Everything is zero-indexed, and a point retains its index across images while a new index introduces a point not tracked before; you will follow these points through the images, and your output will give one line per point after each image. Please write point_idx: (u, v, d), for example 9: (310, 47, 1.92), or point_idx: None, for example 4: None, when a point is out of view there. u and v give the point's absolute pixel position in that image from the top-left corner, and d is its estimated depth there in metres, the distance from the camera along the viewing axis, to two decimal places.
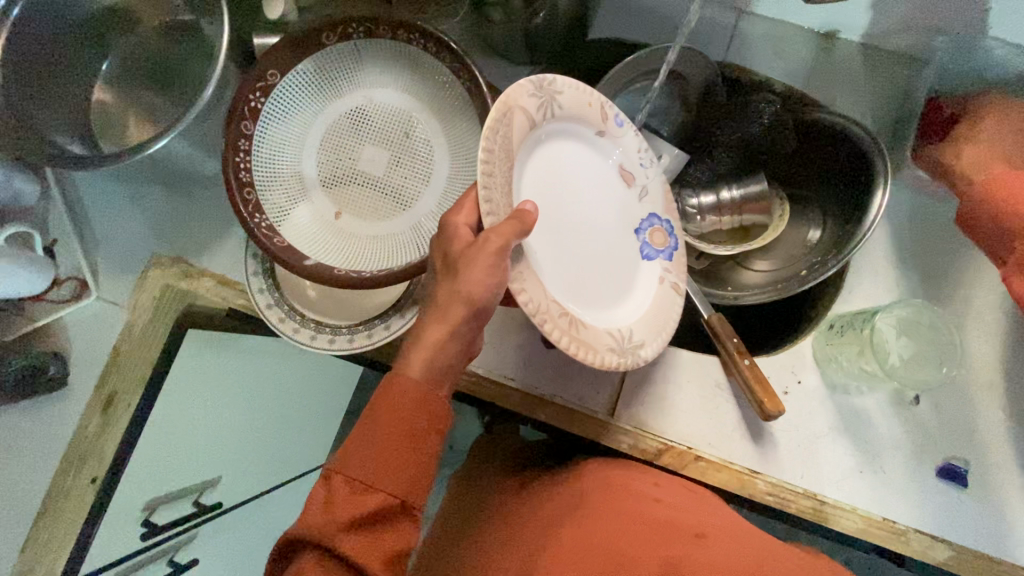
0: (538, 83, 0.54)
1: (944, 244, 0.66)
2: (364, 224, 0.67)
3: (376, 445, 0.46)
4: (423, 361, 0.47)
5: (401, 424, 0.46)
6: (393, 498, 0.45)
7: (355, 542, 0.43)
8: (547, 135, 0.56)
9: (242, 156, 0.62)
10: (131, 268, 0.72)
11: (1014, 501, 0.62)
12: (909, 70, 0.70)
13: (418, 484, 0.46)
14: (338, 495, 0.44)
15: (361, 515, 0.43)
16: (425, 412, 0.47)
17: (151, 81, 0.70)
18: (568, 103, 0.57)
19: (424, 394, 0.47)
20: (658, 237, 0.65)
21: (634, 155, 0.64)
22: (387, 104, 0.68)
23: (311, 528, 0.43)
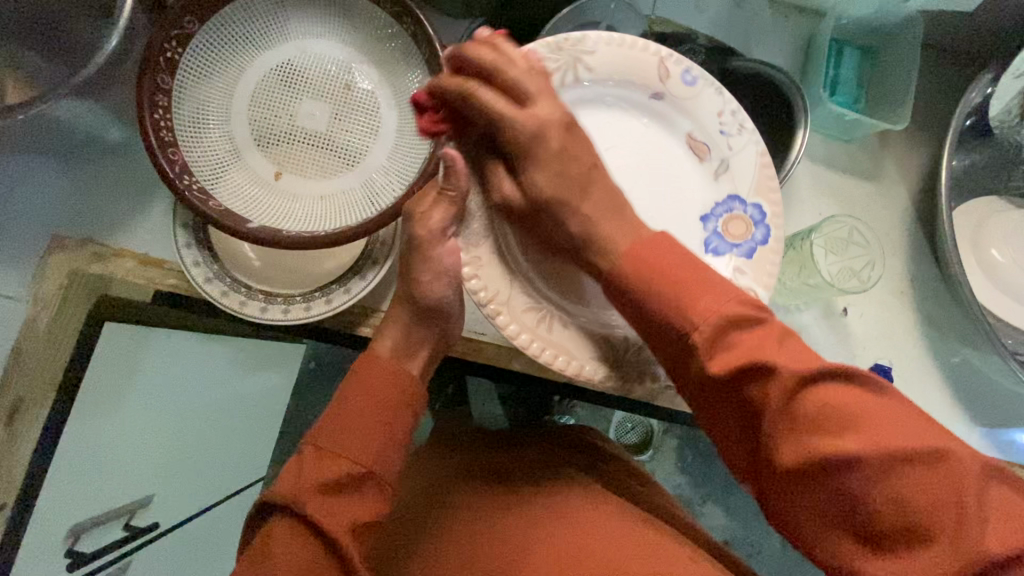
0: (560, 45, 0.55)
1: (853, 173, 0.75)
2: (309, 184, 0.63)
3: (350, 416, 0.45)
4: (386, 346, 0.52)
5: (379, 404, 0.46)
6: (362, 470, 0.44)
7: (324, 507, 0.42)
8: (575, 99, 0.57)
9: (162, 112, 0.56)
10: (28, 256, 0.62)
11: (921, 382, 0.71)
12: (809, 20, 0.77)
13: (395, 456, 0.46)
14: (306, 464, 0.44)
15: (337, 480, 0.43)
16: (397, 385, 0.47)
17: (31, 37, 0.60)
18: (606, 62, 0.56)
19: (402, 379, 0.48)
20: (737, 227, 0.57)
21: (712, 120, 0.58)
22: (321, 56, 0.64)
23: (288, 490, 0.42)
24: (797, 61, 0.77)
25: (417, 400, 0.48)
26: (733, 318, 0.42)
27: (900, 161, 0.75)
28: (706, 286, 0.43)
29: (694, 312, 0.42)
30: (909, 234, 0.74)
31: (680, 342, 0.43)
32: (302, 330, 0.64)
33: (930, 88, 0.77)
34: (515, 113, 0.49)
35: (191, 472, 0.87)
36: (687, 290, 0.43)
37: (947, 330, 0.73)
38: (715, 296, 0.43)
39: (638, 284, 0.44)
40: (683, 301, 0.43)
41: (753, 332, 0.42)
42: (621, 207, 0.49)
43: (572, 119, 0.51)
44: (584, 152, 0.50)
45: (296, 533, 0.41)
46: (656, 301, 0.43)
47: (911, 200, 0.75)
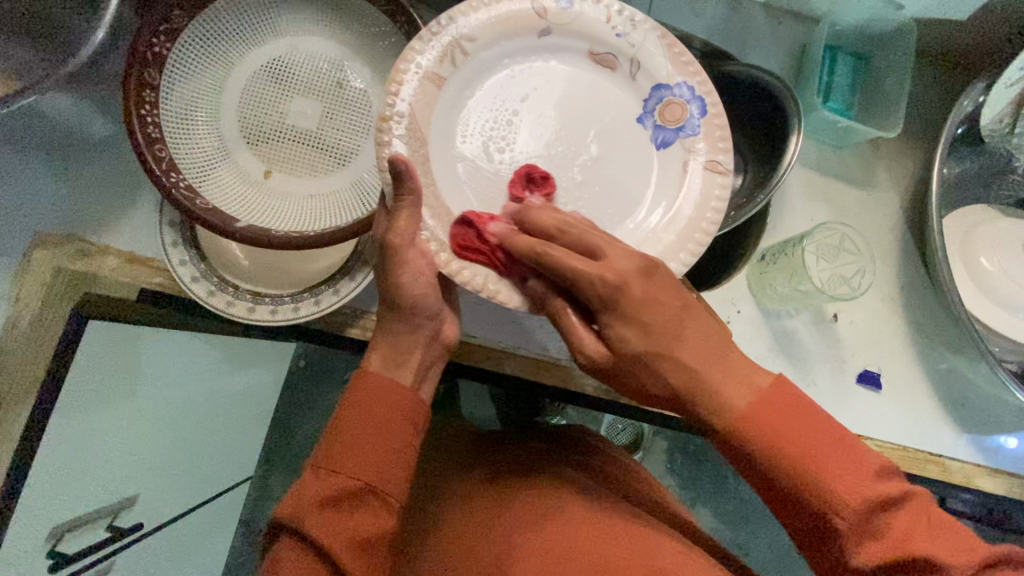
0: (430, 32, 0.52)
1: (845, 180, 0.75)
2: (299, 183, 0.62)
3: (350, 430, 0.44)
4: (382, 357, 0.48)
5: (376, 415, 0.45)
6: (360, 482, 0.43)
7: (325, 525, 0.41)
8: (471, 74, 0.54)
9: (149, 109, 0.54)
10: (8, 253, 0.61)
11: (909, 389, 0.72)
12: (803, 26, 0.78)
13: (397, 469, 0.44)
14: (307, 483, 0.43)
15: (333, 496, 0.42)
16: (393, 398, 0.46)
17: (15, 29, 0.59)
18: (484, 29, 0.53)
19: (400, 388, 0.46)
20: (671, 113, 0.56)
21: (604, 25, 0.55)
22: (313, 53, 0.63)
23: (288, 509, 0.42)
24: (791, 67, 0.77)
25: (419, 411, 0.47)
26: (798, 445, 0.41)
27: (891, 168, 0.76)
28: (796, 414, 0.42)
29: (766, 445, 0.41)
30: (899, 241, 0.74)
31: (763, 473, 0.42)
32: (290, 330, 0.64)
33: (922, 96, 0.77)
34: (589, 268, 0.44)
35: (177, 472, 0.85)
36: (760, 420, 0.42)
37: (935, 337, 0.73)
38: (831, 464, 0.40)
39: (702, 408, 0.43)
40: (773, 433, 0.41)
41: (834, 459, 0.41)
42: (723, 355, 0.44)
43: (652, 263, 0.46)
44: (675, 324, 0.44)
45: (298, 554, 0.41)
46: (747, 443, 0.42)
47: (901, 207, 0.75)
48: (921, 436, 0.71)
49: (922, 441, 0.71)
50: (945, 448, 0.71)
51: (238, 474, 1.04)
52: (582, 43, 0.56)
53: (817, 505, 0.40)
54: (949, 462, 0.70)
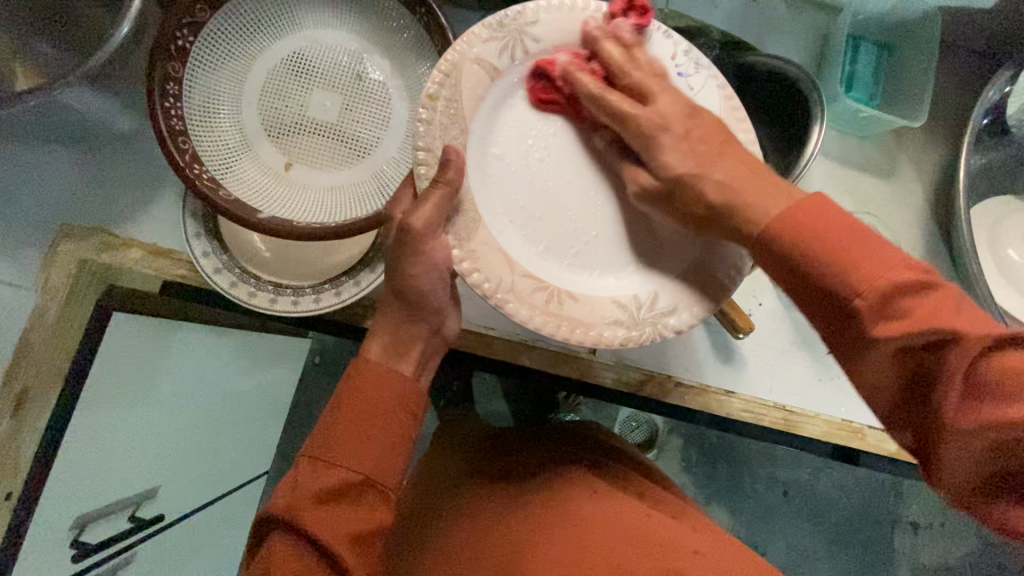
0: (498, 21, 0.50)
1: (867, 170, 0.74)
2: (319, 175, 0.62)
3: (342, 422, 0.44)
4: (381, 345, 0.49)
5: (373, 407, 0.45)
6: (357, 476, 0.43)
7: (321, 519, 0.41)
8: (520, 79, 0.52)
9: (173, 101, 0.55)
10: (36, 245, 0.62)
11: None
12: (825, 15, 0.77)
13: (391, 461, 0.45)
14: (302, 475, 0.43)
15: (333, 489, 0.42)
16: (392, 388, 0.46)
17: (42, 24, 0.60)
18: (549, 32, 0.51)
19: (396, 380, 0.46)
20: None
21: (667, 61, 0.52)
22: (332, 46, 0.63)
23: (286, 503, 0.42)
24: (812, 57, 0.76)
25: (416, 401, 0.47)
26: (897, 284, 0.36)
27: (915, 159, 0.75)
28: (874, 244, 0.38)
29: (853, 268, 0.37)
30: (923, 232, 0.73)
31: (841, 306, 0.38)
32: (310, 322, 0.64)
33: (948, 86, 0.76)
34: (640, 108, 0.47)
35: (197, 464, 0.86)
36: (846, 250, 0.37)
37: None
38: (948, 308, 0.36)
39: (805, 250, 0.38)
40: (860, 266, 0.37)
41: (925, 298, 0.36)
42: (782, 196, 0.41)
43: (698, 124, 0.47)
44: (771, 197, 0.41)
45: (293, 547, 0.41)
46: (815, 261, 0.38)
47: (926, 198, 0.74)
48: None
49: None
50: None
51: (256, 468, 1.05)
52: None
53: (896, 267, 0.37)
54: None
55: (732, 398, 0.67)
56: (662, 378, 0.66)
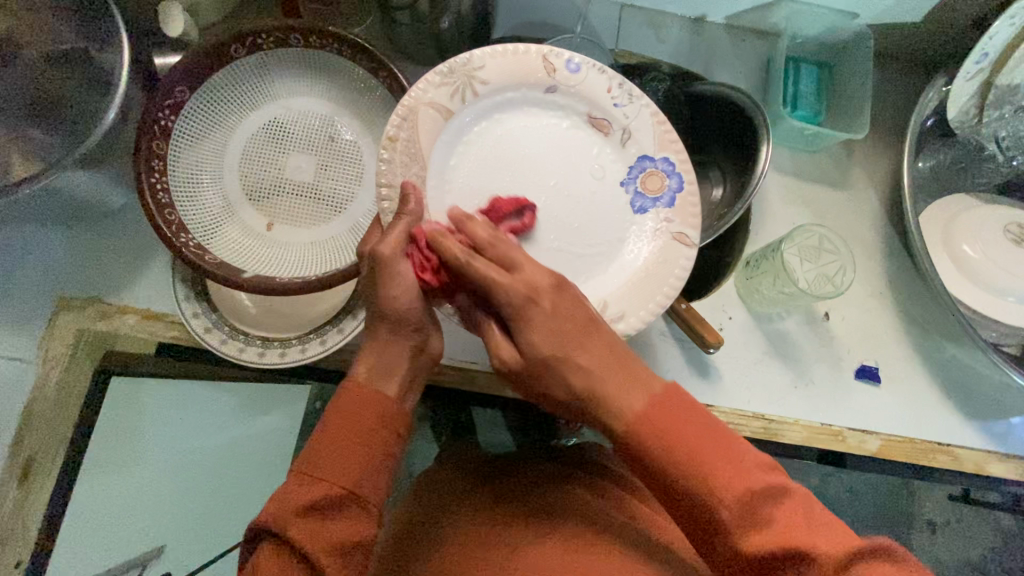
0: (449, 69, 0.56)
1: (821, 182, 0.77)
2: (299, 232, 0.66)
3: (333, 435, 0.46)
4: (371, 364, 0.49)
5: (358, 424, 0.46)
6: (342, 490, 0.45)
7: (305, 532, 0.43)
8: (472, 117, 0.58)
9: (158, 177, 0.59)
10: (35, 319, 0.65)
11: (908, 381, 0.72)
12: (766, 42, 0.82)
13: (376, 476, 0.46)
14: (290, 488, 0.45)
15: (316, 503, 0.44)
16: (378, 407, 0.47)
17: (36, 116, 0.65)
18: (497, 74, 0.57)
19: (383, 400, 0.48)
20: (652, 182, 0.59)
21: (604, 95, 0.59)
22: (305, 112, 0.68)
23: (273, 515, 0.44)
24: (758, 80, 0.81)
25: (401, 419, 0.48)
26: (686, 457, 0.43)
27: (865, 166, 0.78)
28: (733, 454, 0.43)
29: (720, 479, 0.42)
30: (881, 235, 0.76)
31: (702, 517, 0.42)
32: (299, 371, 0.67)
33: (888, 96, 0.80)
34: (504, 278, 0.46)
35: None
36: (690, 453, 0.43)
37: (928, 327, 0.74)
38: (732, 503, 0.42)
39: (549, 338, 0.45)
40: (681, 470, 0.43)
41: (782, 506, 0.42)
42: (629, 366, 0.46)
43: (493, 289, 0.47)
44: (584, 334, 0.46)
45: (280, 556, 0.43)
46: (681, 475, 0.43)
47: (880, 203, 0.77)
48: (927, 426, 0.71)
49: (929, 430, 0.71)
50: (953, 438, 0.71)
51: None
52: (582, 106, 0.60)
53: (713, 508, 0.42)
54: (958, 451, 0.71)
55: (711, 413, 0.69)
56: None
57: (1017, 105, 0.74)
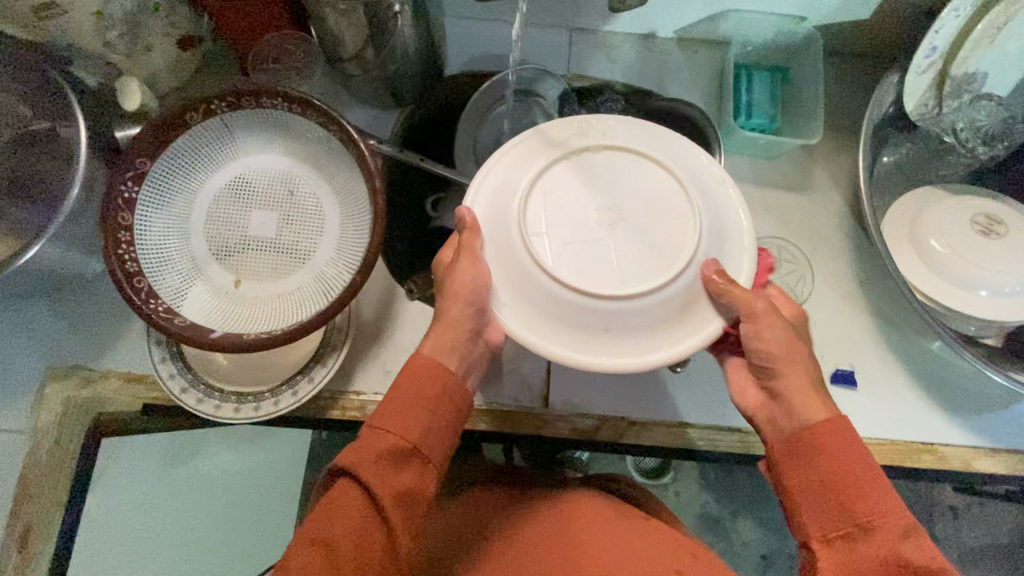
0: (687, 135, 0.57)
1: (783, 187, 0.77)
2: (266, 285, 0.68)
3: (407, 397, 0.48)
4: (434, 341, 0.52)
5: (423, 391, 0.48)
6: (408, 443, 0.46)
7: (377, 472, 0.44)
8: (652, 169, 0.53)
9: (125, 247, 0.61)
10: (24, 390, 0.68)
11: (884, 381, 0.72)
12: (717, 51, 0.82)
13: (441, 440, 0.48)
14: (364, 438, 0.46)
15: (389, 454, 0.45)
16: (439, 377, 0.49)
17: (11, 197, 0.68)
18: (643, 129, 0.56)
19: (446, 371, 0.50)
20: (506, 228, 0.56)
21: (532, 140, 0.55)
22: (265, 169, 0.70)
23: (350, 456, 0.45)
24: (714, 90, 0.81)
25: (461, 398, 0.50)
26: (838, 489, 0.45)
27: (827, 169, 0.78)
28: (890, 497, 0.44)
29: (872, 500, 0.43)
30: (848, 236, 0.76)
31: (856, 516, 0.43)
32: (277, 420, 0.69)
33: (846, 96, 0.80)
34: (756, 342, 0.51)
35: None
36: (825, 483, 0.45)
37: (903, 324, 0.73)
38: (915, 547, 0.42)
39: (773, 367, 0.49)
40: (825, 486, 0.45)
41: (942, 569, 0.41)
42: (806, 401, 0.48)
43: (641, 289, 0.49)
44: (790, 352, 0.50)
45: (350, 492, 0.44)
46: (845, 518, 0.44)
47: (844, 203, 0.77)
48: (908, 425, 0.70)
49: (910, 429, 0.70)
50: (936, 436, 0.70)
51: None
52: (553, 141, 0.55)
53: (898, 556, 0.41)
54: (943, 449, 0.70)
55: (685, 430, 0.69)
56: (615, 421, 0.69)
57: (977, 92, 0.75)
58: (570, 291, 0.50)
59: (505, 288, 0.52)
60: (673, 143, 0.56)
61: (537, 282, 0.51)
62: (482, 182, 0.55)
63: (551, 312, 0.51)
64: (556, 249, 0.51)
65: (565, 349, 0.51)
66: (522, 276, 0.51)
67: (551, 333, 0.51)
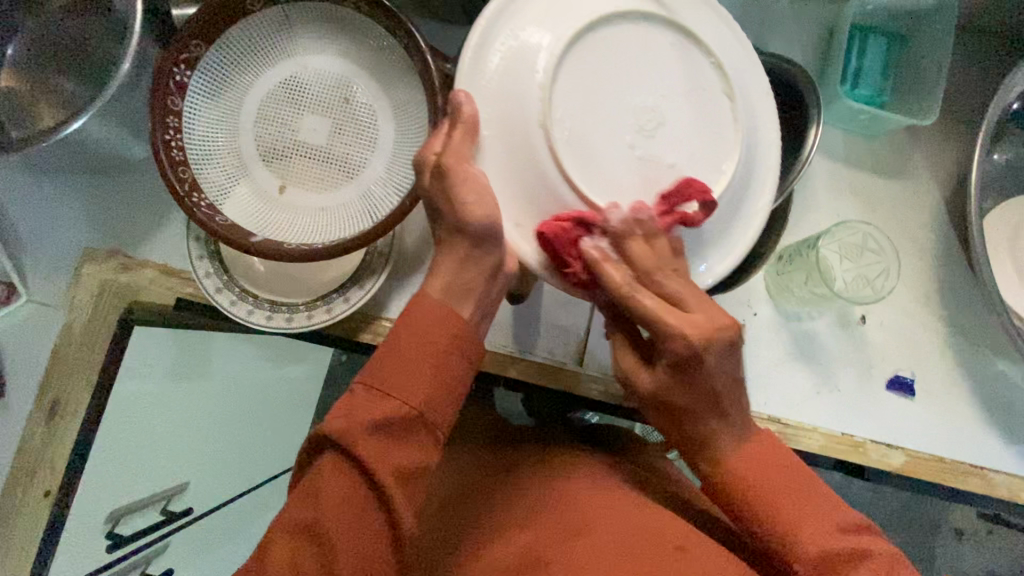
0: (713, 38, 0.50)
1: (874, 171, 0.70)
2: (311, 195, 0.65)
3: (403, 357, 0.43)
4: (442, 284, 0.46)
5: (426, 350, 0.44)
6: (411, 411, 0.42)
7: (372, 447, 0.40)
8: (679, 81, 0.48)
9: (173, 133, 0.58)
10: (61, 267, 0.68)
11: (943, 395, 0.67)
12: (830, 7, 0.72)
13: (444, 405, 0.44)
14: (357, 403, 0.42)
15: (385, 423, 0.41)
16: (449, 330, 0.45)
17: (62, 68, 0.65)
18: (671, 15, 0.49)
19: (454, 325, 0.45)
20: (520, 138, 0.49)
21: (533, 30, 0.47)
22: (322, 71, 0.65)
23: (340, 426, 0.41)
24: (817, 52, 0.72)
25: (470, 352, 0.46)
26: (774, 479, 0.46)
27: (928, 157, 0.70)
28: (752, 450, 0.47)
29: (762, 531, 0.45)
30: (935, 234, 0.69)
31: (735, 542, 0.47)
32: (306, 336, 0.68)
33: (965, 80, 0.71)
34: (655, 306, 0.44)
35: (215, 462, 0.93)
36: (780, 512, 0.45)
37: (976, 339, 0.68)
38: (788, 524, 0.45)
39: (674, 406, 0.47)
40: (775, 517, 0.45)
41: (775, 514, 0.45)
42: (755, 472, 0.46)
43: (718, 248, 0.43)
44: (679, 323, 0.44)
45: (342, 470, 0.41)
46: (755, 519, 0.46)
47: (938, 197, 0.70)
48: (959, 443, 0.66)
49: (960, 448, 0.66)
50: (986, 460, 0.66)
51: (276, 464, 1.11)
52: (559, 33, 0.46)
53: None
54: (991, 475, 0.65)
55: None
56: None
57: None
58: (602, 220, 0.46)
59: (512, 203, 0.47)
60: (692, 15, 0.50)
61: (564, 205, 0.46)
62: (482, 63, 0.47)
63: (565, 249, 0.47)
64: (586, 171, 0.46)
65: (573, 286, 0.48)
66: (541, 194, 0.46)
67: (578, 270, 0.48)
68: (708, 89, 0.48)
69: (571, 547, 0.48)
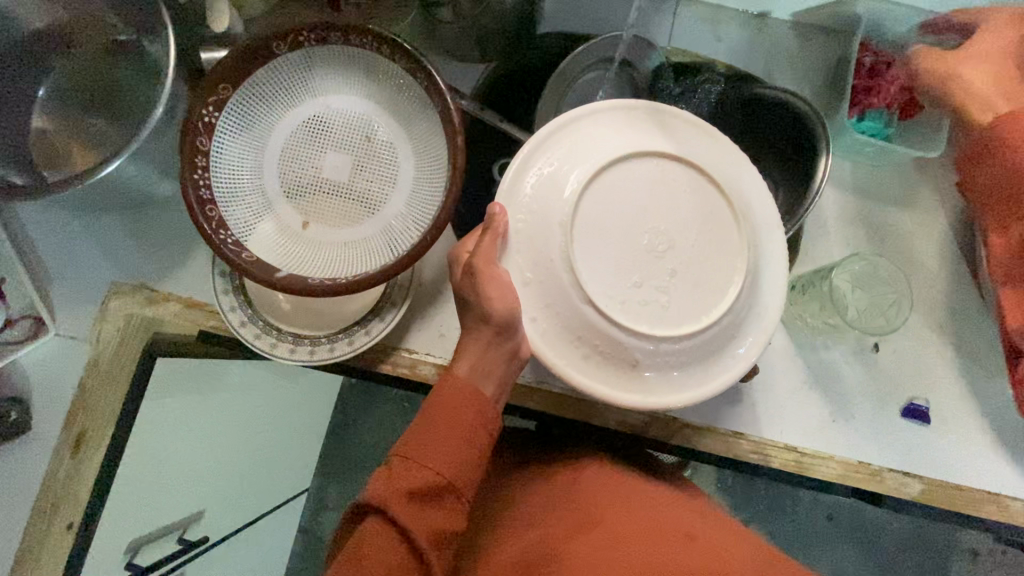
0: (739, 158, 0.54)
1: (884, 201, 0.71)
2: (334, 231, 0.67)
3: (436, 429, 0.46)
4: (469, 364, 0.50)
5: (454, 423, 0.46)
6: (443, 479, 0.45)
7: (411, 512, 0.43)
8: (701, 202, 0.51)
9: (201, 172, 0.60)
10: (90, 300, 0.69)
11: (959, 422, 0.67)
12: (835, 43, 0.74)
13: (472, 471, 0.47)
14: (396, 470, 0.45)
15: (422, 491, 0.44)
16: (475, 400, 0.47)
17: (94, 109, 0.68)
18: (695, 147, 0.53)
19: (479, 394, 0.48)
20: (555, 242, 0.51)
21: (570, 153, 0.52)
22: (345, 111, 0.68)
23: (382, 494, 0.44)
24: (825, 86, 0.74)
25: (493, 416, 0.48)
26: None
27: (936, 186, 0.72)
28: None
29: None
30: (946, 261, 0.70)
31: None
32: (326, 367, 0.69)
33: None
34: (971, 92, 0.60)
35: (233, 488, 0.94)
36: None
37: (990, 364, 0.69)
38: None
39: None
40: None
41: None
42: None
43: None
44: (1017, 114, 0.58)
45: (383, 530, 0.43)
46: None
47: (948, 225, 0.71)
48: (976, 470, 0.66)
49: (977, 476, 0.66)
50: (1004, 487, 0.66)
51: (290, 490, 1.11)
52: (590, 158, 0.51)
53: None
54: (1010, 502, 0.65)
55: (740, 440, 0.66)
56: (668, 419, 0.67)
57: None
58: (615, 328, 0.49)
59: (535, 298, 0.50)
60: (713, 154, 0.53)
61: (581, 290, 0.48)
62: (521, 185, 0.51)
63: (584, 347, 0.50)
64: (602, 278, 0.49)
65: (592, 380, 0.51)
66: (558, 295, 0.49)
67: (580, 362, 0.51)
68: (717, 216, 0.51)
69: (588, 538, 0.49)
